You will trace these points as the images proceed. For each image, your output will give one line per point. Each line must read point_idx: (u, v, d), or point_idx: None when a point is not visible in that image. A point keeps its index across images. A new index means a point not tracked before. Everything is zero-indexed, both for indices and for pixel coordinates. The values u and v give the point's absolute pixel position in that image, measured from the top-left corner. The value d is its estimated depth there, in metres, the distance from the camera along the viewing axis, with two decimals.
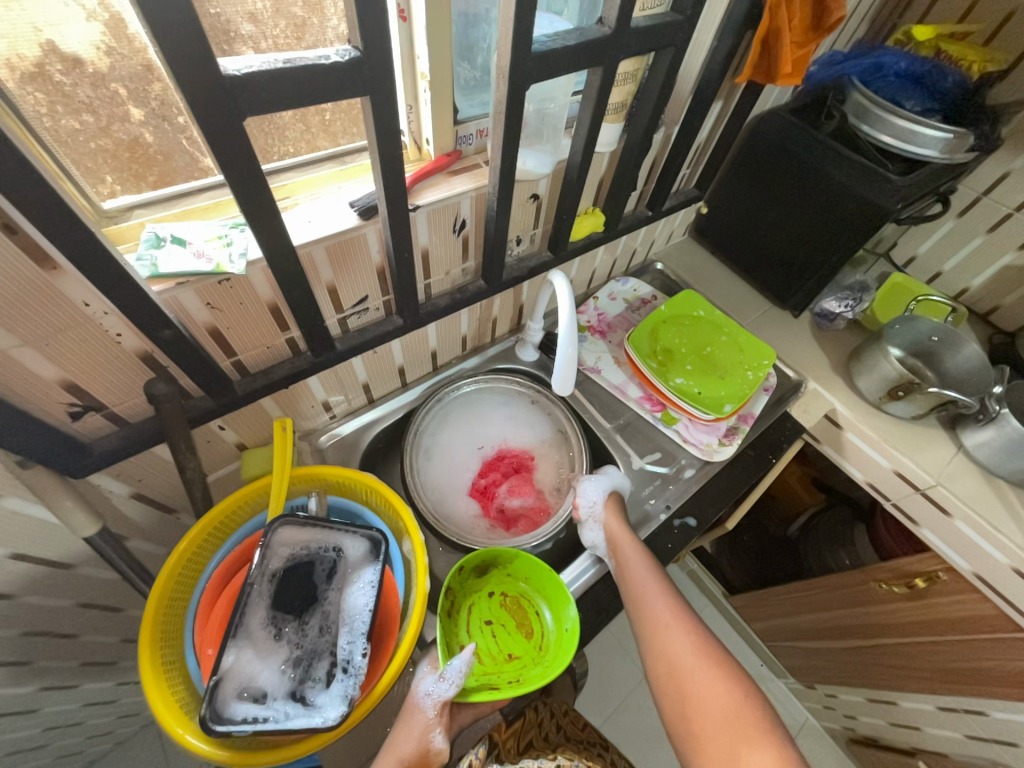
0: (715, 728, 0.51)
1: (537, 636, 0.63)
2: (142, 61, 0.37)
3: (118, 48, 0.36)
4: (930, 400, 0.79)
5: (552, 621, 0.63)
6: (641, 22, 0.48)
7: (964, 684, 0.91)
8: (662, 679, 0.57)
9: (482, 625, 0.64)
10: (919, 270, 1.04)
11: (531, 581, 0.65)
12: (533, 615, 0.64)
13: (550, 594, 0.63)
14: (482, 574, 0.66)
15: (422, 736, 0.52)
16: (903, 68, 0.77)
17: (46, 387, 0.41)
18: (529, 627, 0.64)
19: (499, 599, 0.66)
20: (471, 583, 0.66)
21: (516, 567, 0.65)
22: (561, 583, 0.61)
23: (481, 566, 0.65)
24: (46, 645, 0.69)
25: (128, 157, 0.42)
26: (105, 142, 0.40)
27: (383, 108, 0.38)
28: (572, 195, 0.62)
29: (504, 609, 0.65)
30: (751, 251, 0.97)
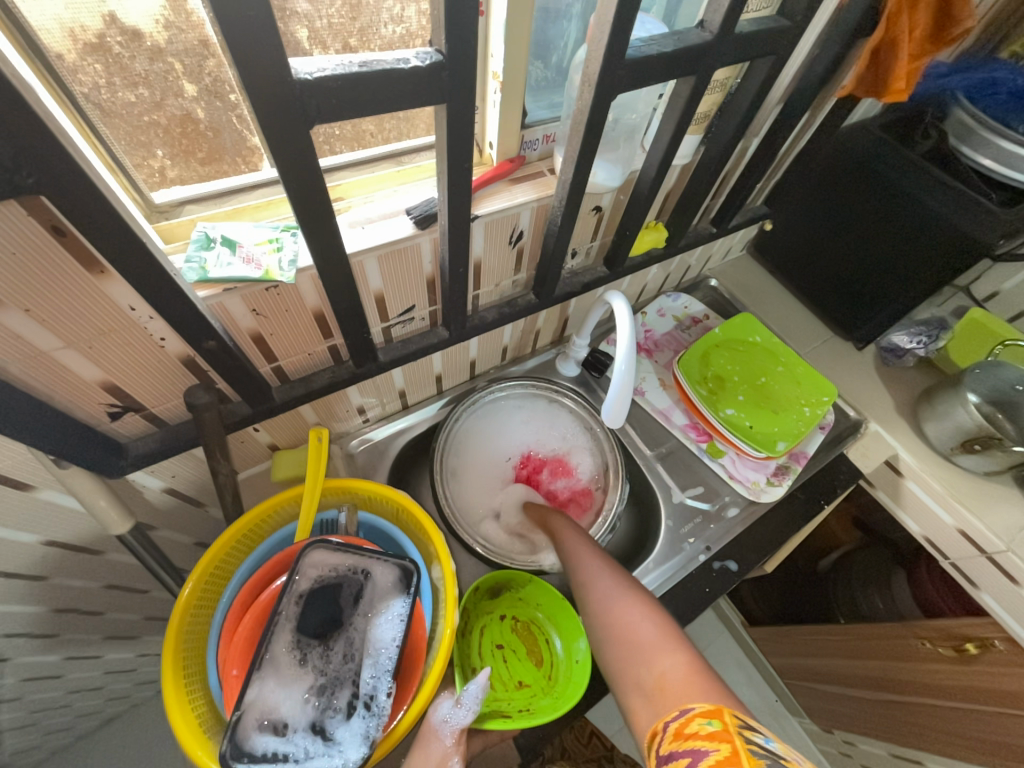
0: (629, 663, 0.44)
1: (547, 666, 0.62)
2: (198, 37, 0.34)
3: (176, 23, 0.33)
4: (1010, 459, 0.72)
5: (562, 651, 0.61)
6: (745, 28, 0.43)
7: (1005, 758, 0.83)
8: (593, 630, 0.51)
9: (492, 650, 0.62)
10: (1003, 307, 0.94)
11: (544, 608, 0.63)
12: (543, 643, 0.63)
13: (563, 624, 0.61)
14: (492, 596, 0.65)
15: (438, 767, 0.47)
16: (1018, 86, 0.70)
17: (86, 388, 0.40)
18: (539, 654, 0.62)
19: (509, 623, 0.64)
20: (483, 605, 0.64)
21: (530, 593, 0.64)
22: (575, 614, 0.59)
23: (492, 589, 0.64)
24: (73, 621, 0.70)
25: (179, 135, 0.39)
26: (158, 117, 0.37)
27: (460, 115, 0.34)
28: (640, 211, 0.58)
29: (515, 634, 0.64)
30: (818, 274, 0.90)
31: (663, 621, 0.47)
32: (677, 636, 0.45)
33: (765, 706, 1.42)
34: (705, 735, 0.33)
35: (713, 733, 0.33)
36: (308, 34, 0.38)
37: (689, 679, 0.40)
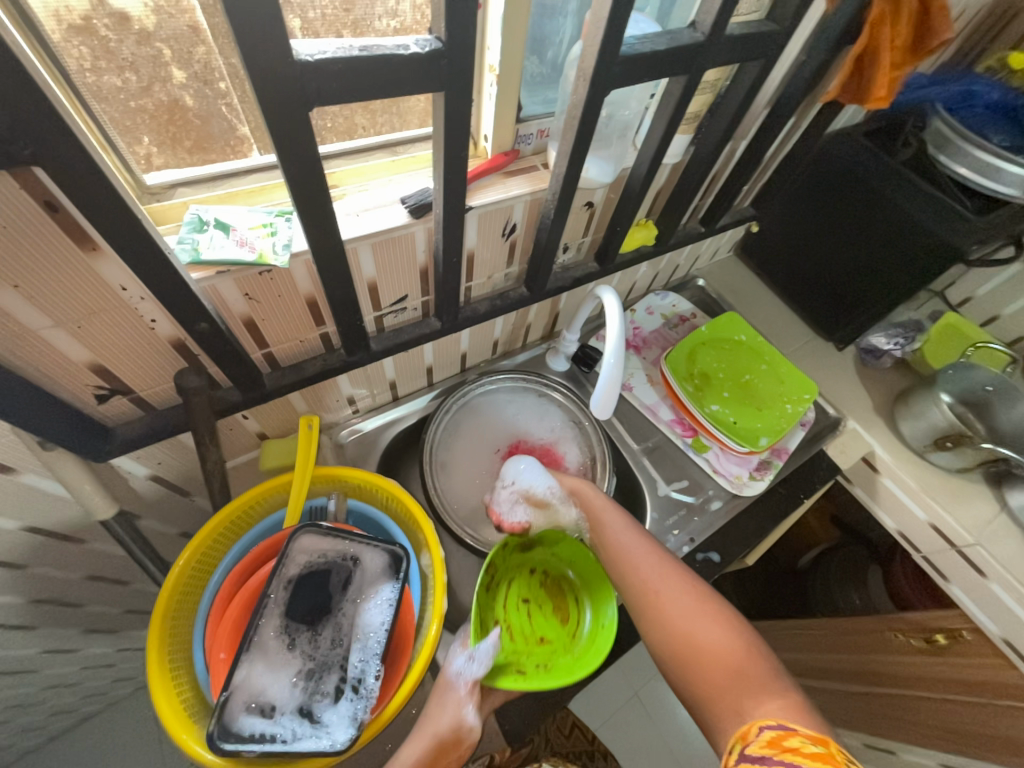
0: (719, 681, 0.45)
1: (572, 623, 0.62)
2: (188, 21, 0.34)
3: (165, 5, 0.33)
4: (980, 455, 0.75)
5: (589, 611, 0.62)
6: (735, 31, 0.45)
7: (970, 746, 0.86)
8: (662, 643, 0.50)
9: (520, 603, 0.63)
10: (975, 312, 0.98)
11: (574, 567, 0.64)
12: (572, 603, 0.63)
13: (593, 585, 0.62)
14: (524, 552, 0.65)
15: (455, 712, 0.51)
16: (993, 100, 0.73)
17: (73, 369, 0.40)
18: (566, 612, 0.63)
19: (537, 579, 0.65)
20: (515, 560, 0.65)
21: (562, 549, 0.65)
22: (609, 579, 0.60)
23: (525, 543, 0.64)
24: (50, 612, 0.68)
25: (166, 120, 0.39)
26: (145, 102, 0.37)
27: (457, 105, 0.35)
28: (630, 208, 0.59)
29: (542, 591, 0.65)
30: (801, 276, 0.93)
31: (738, 630, 0.48)
32: (757, 649, 0.47)
33: None
34: (809, 754, 0.35)
35: (818, 754, 0.34)
36: (300, 23, 0.38)
37: (790, 706, 0.40)
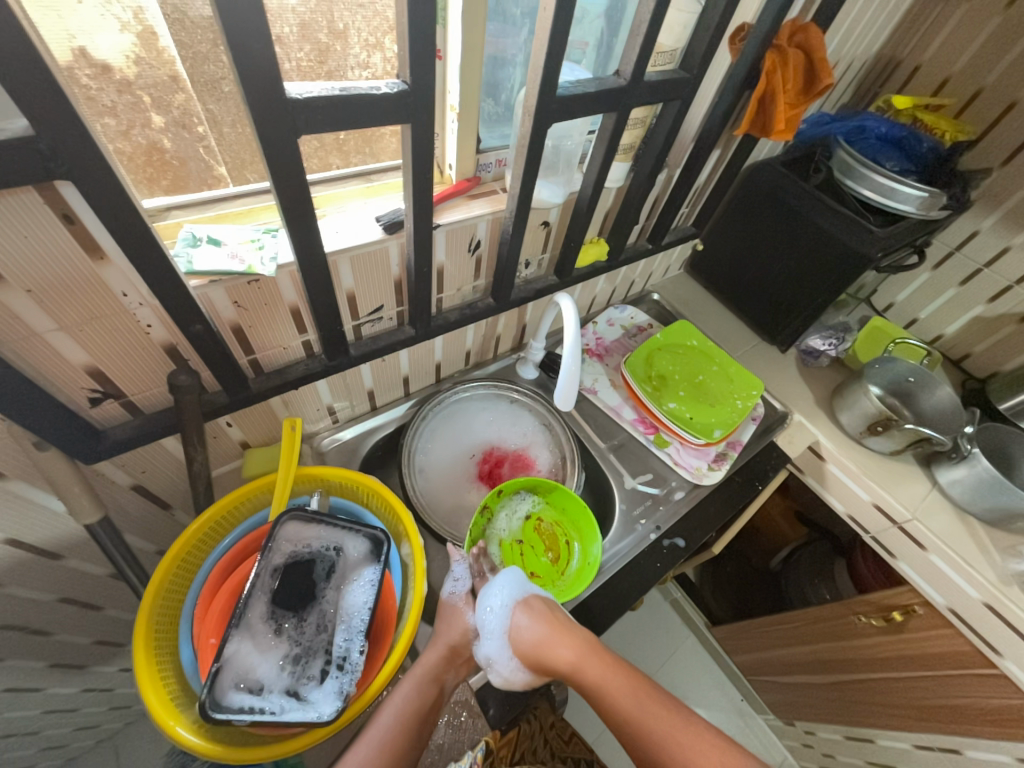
0: None
1: (558, 561, 0.71)
2: (168, 72, 0.40)
3: (147, 58, 0.38)
4: (907, 437, 0.83)
5: (574, 552, 0.71)
6: (653, 78, 0.54)
7: (939, 721, 0.91)
8: None
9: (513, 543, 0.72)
10: (898, 315, 1.10)
11: (562, 511, 0.73)
12: (562, 543, 0.72)
13: (579, 526, 0.71)
14: (516, 499, 0.74)
15: (459, 623, 0.62)
16: (884, 132, 0.86)
17: (71, 372, 0.43)
18: (553, 551, 0.72)
19: (527, 524, 0.73)
20: (509, 506, 0.73)
21: (553, 497, 0.73)
22: (592, 520, 0.69)
23: (518, 493, 0.73)
24: (19, 642, 0.66)
25: (144, 162, 0.44)
26: (123, 145, 0.42)
27: (421, 134, 0.42)
28: (580, 225, 0.67)
29: (532, 533, 0.73)
30: (743, 288, 1.03)
31: None
32: None
33: (733, 707, 1.44)
34: None
35: None
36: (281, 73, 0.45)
37: None
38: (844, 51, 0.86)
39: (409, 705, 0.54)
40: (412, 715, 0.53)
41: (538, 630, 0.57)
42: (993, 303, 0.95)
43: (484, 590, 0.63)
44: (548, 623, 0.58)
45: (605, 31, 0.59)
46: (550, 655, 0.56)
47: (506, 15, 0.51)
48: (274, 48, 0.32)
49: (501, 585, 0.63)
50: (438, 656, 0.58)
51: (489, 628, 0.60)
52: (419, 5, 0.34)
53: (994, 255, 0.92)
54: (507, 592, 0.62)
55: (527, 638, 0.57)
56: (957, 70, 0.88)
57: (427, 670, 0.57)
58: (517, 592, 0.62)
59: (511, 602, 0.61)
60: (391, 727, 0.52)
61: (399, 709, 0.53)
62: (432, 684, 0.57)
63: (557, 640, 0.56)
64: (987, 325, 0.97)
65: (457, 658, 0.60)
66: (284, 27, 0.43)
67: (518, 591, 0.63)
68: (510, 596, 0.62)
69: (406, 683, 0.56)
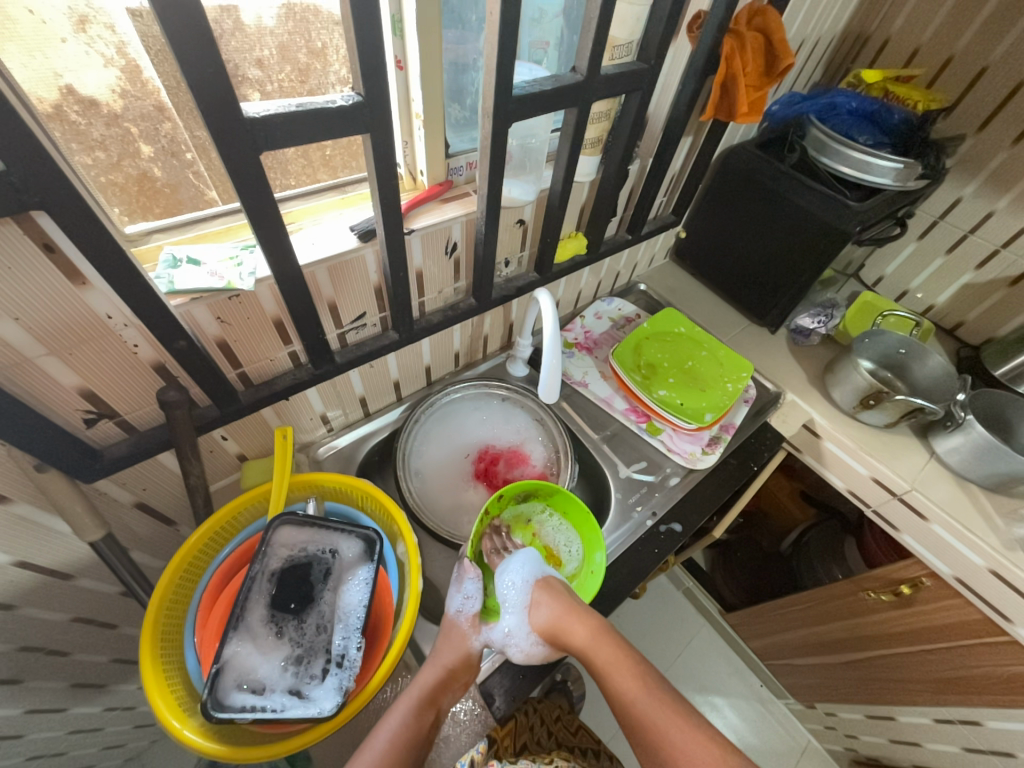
0: None
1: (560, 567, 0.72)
2: (153, 102, 0.42)
3: (131, 91, 0.40)
4: (899, 408, 0.83)
5: (578, 559, 0.72)
6: (610, 71, 0.55)
7: (957, 692, 0.90)
8: None
9: (516, 543, 0.73)
10: (888, 288, 1.10)
11: (565, 517, 0.73)
12: (564, 549, 0.73)
13: (584, 534, 0.71)
14: (517, 503, 0.74)
15: (463, 644, 0.60)
16: (855, 107, 0.86)
17: (65, 394, 0.45)
18: (556, 557, 0.73)
19: (530, 528, 0.74)
20: (511, 511, 0.73)
21: (555, 501, 0.73)
22: (598, 527, 0.69)
23: (518, 496, 0.73)
24: (37, 663, 0.68)
25: (136, 191, 0.46)
26: (115, 176, 0.44)
27: (382, 142, 0.44)
28: (555, 220, 0.68)
29: (535, 538, 0.73)
30: (728, 272, 1.03)
31: None
32: None
33: (752, 693, 1.43)
34: None
35: None
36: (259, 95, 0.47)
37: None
38: (809, 30, 0.86)
39: (405, 731, 0.53)
40: (409, 738, 0.53)
41: (557, 605, 0.61)
42: (980, 269, 0.95)
43: (503, 564, 0.67)
44: (566, 598, 0.62)
45: (566, 31, 0.60)
46: (564, 629, 0.59)
47: (465, 21, 0.53)
48: (228, 71, 0.34)
49: (521, 561, 0.67)
50: (435, 678, 0.56)
51: (509, 601, 0.64)
52: (366, 20, 0.36)
53: (978, 220, 0.92)
54: (528, 567, 0.66)
55: (545, 610, 0.61)
56: (925, 40, 0.89)
57: (424, 695, 0.55)
58: (536, 570, 0.67)
59: (530, 578, 0.66)
60: (387, 754, 0.51)
61: (394, 735, 0.52)
62: (429, 709, 0.55)
63: (572, 617, 0.60)
64: (977, 291, 0.97)
65: (456, 680, 0.58)
66: (263, 51, 0.44)
67: (536, 570, 0.67)
68: (530, 572, 0.66)
69: (401, 707, 0.55)
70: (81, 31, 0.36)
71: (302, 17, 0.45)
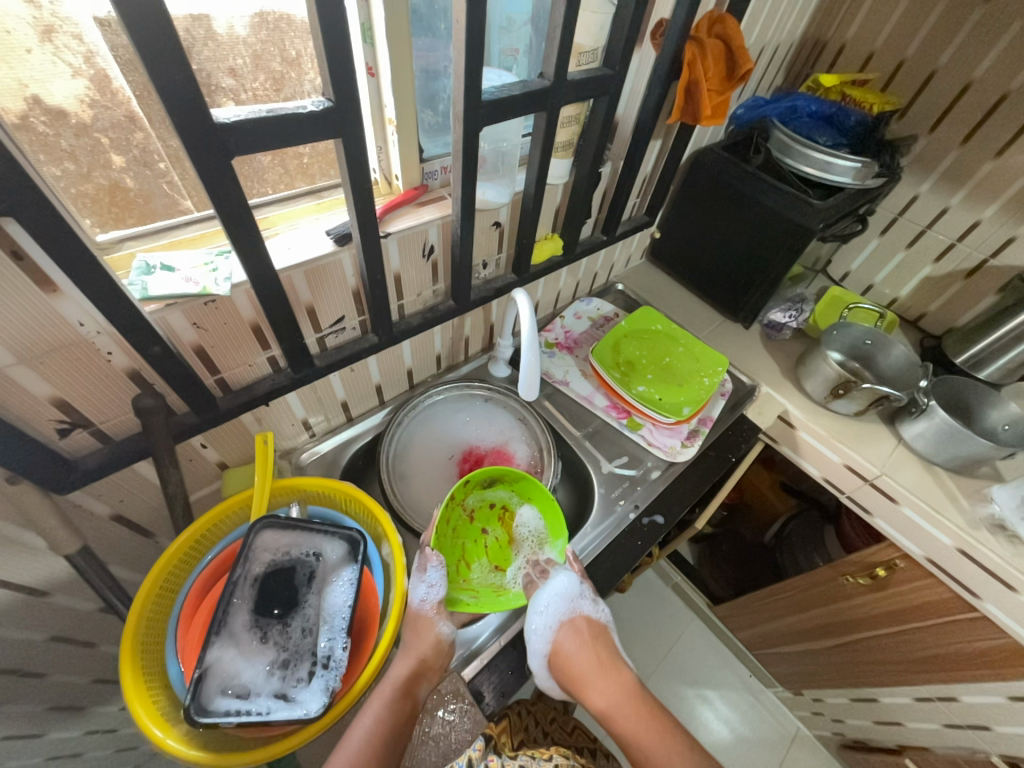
0: None
1: (524, 552, 0.72)
2: (124, 112, 0.42)
3: (101, 101, 0.40)
4: (867, 396, 0.87)
5: (543, 546, 0.72)
6: (577, 76, 0.57)
7: (934, 670, 0.93)
8: None
9: (481, 527, 0.74)
10: (854, 283, 1.14)
11: (530, 503, 0.74)
12: (529, 535, 0.73)
13: (548, 520, 0.72)
14: (483, 489, 0.74)
15: (430, 636, 0.60)
16: (814, 109, 0.91)
17: (37, 404, 0.44)
18: (520, 543, 0.73)
19: (498, 513, 0.75)
20: (478, 497, 0.74)
21: (522, 486, 0.73)
22: (561, 516, 0.70)
23: (484, 482, 0.74)
24: (13, 685, 0.66)
25: (108, 202, 0.46)
26: (86, 187, 0.44)
27: (353, 146, 0.44)
28: (530, 221, 0.69)
29: (502, 523, 0.74)
30: (702, 270, 1.06)
31: None
32: None
33: (742, 683, 1.45)
34: None
35: None
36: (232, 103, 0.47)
37: None
38: (769, 36, 0.90)
39: (380, 724, 0.55)
40: (386, 730, 0.55)
41: (581, 659, 0.62)
42: (938, 262, 0.99)
43: (533, 604, 0.63)
44: (592, 654, 0.63)
45: (534, 38, 0.62)
46: (585, 686, 0.61)
47: (435, 29, 0.54)
48: (196, 79, 0.34)
49: (547, 603, 0.63)
50: (406, 672, 0.57)
51: (534, 648, 0.63)
52: (332, 27, 0.37)
53: (935, 216, 0.96)
54: (553, 613, 0.63)
55: (569, 664, 0.62)
56: (878, 45, 0.93)
57: (397, 689, 0.57)
58: (564, 608, 0.64)
59: (556, 622, 0.63)
60: (364, 747, 0.53)
61: (370, 730, 0.54)
62: (405, 700, 0.57)
63: (595, 677, 0.61)
64: (937, 284, 1.01)
65: (428, 669, 0.58)
66: (236, 60, 0.45)
67: (561, 610, 0.64)
68: (555, 614, 0.63)
69: (378, 701, 0.56)
70: (48, 41, 0.36)
71: (276, 26, 0.46)
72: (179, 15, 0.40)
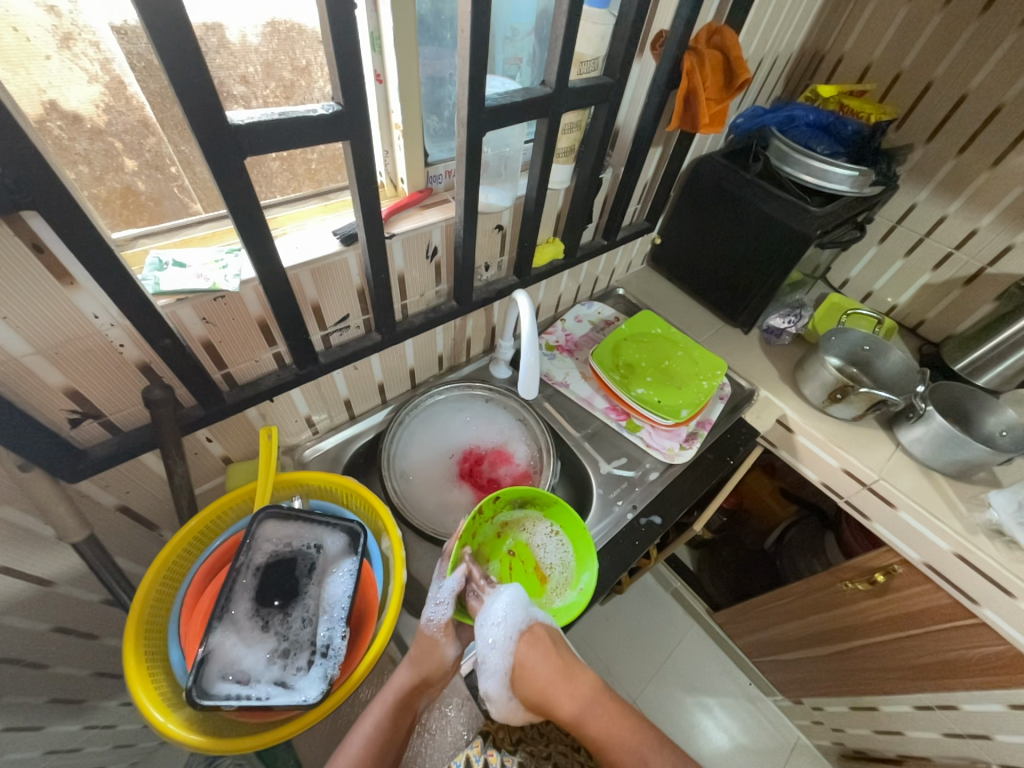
0: None
1: (546, 578, 0.71)
2: (138, 116, 0.44)
3: (116, 105, 0.42)
4: (865, 401, 0.87)
5: (568, 578, 0.71)
6: (578, 84, 0.59)
7: (934, 678, 0.93)
8: None
9: (505, 546, 0.72)
10: (854, 290, 1.15)
11: (560, 528, 0.73)
12: (553, 562, 0.72)
13: (577, 548, 0.72)
14: (513, 508, 0.74)
15: (437, 656, 0.59)
16: (812, 119, 0.91)
17: (51, 394, 0.46)
18: (544, 571, 0.71)
19: (525, 535, 0.73)
20: (508, 515, 0.74)
21: (553, 509, 0.74)
22: (591, 544, 0.70)
23: (513, 502, 0.74)
24: (16, 676, 0.66)
25: (121, 203, 0.48)
26: (99, 189, 0.46)
27: (361, 148, 0.46)
28: (531, 225, 0.71)
29: (528, 548, 0.72)
30: (702, 276, 1.07)
31: None
32: None
33: (741, 692, 1.44)
34: None
35: None
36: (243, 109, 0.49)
37: None
38: (768, 47, 0.92)
39: (378, 733, 0.54)
40: (380, 740, 0.54)
41: (544, 672, 0.57)
42: (937, 270, 1.00)
43: (483, 615, 0.59)
44: (556, 661, 0.58)
45: (536, 48, 0.64)
46: (553, 699, 0.57)
47: (440, 39, 0.56)
48: (213, 83, 0.36)
49: (501, 613, 0.59)
50: (408, 682, 0.57)
51: (489, 663, 0.58)
52: (342, 33, 0.39)
53: (932, 224, 0.97)
54: (510, 624, 0.58)
55: (531, 677, 0.57)
56: (876, 58, 0.95)
57: (397, 700, 0.57)
58: (521, 619, 0.60)
59: (512, 634, 0.59)
60: (361, 755, 0.53)
61: (368, 739, 0.54)
62: (404, 712, 0.57)
63: (562, 689, 0.57)
64: (935, 290, 1.02)
65: (429, 685, 0.60)
66: (248, 68, 0.47)
67: (520, 620, 0.60)
68: (512, 626, 0.59)
69: (375, 709, 0.56)
70: (66, 48, 0.38)
71: (287, 35, 0.47)
72: (195, 23, 0.42)
